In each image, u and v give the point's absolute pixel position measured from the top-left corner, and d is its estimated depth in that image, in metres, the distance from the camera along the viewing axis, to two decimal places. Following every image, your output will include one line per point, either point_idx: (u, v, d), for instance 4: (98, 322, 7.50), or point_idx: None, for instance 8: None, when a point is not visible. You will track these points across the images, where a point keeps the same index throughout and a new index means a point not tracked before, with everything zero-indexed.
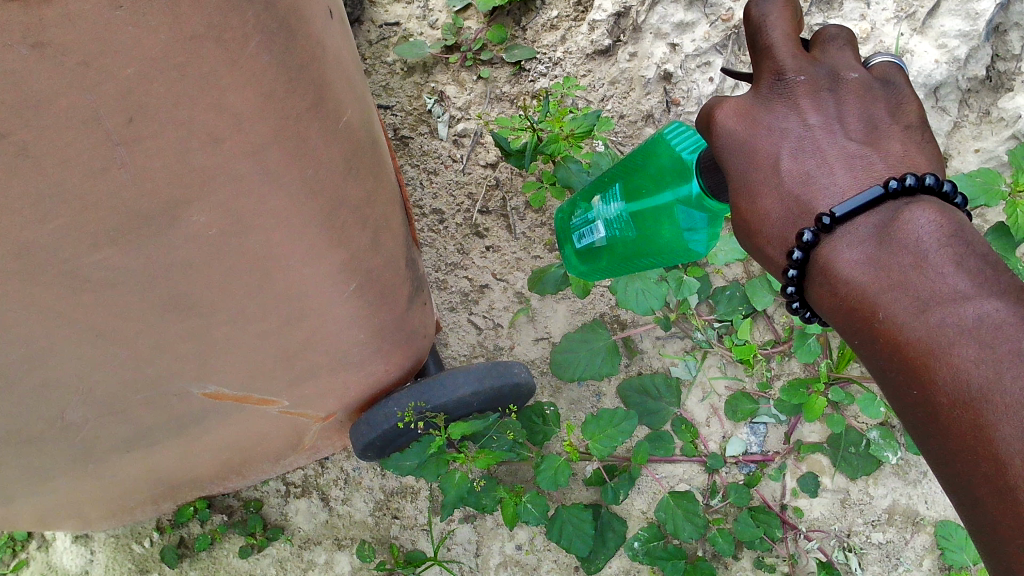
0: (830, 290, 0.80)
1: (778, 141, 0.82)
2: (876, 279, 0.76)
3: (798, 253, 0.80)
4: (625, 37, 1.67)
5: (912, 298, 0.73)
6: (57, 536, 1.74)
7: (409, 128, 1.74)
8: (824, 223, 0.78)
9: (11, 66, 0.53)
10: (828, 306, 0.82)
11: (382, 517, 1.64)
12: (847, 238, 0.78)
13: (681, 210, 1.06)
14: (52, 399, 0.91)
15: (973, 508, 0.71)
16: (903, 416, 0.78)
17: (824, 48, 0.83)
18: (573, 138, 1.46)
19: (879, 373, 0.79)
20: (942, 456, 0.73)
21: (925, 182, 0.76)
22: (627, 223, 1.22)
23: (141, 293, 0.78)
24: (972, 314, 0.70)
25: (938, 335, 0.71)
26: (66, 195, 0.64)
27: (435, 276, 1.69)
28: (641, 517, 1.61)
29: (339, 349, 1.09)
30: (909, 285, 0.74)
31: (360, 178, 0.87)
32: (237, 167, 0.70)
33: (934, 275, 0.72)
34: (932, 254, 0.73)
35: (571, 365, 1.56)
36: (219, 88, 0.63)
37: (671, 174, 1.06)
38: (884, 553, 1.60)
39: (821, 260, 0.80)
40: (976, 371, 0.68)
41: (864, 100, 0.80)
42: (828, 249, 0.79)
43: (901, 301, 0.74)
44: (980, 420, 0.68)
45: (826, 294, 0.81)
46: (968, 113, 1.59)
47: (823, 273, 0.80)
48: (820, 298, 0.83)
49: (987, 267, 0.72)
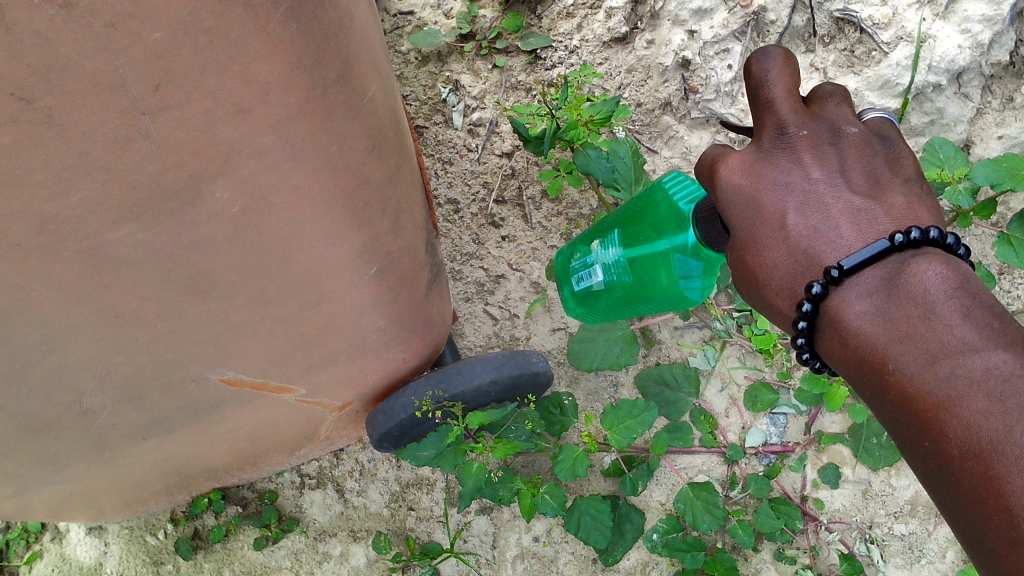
0: (841, 342, 0.83)
1: (783, 196, 0.85)
2: (885, 331, 0.78)
3: (807, 305, 0.83)
4: (643, 24, 1.66)
5: (920, 352, 0.75)
6: (70, 528, 1.73)
7: (424, 118, 1.73)
8: (833, 275, 0.80)
9: (36, 26, 0.51)
10: (839, 357, 0.84)
11: (398, 509, 1.63)
12: (855, 289, 0.80)
13: (678, 259, 1.06)
14: (70, 383, 0.90)
15: (987, 560, 0.72)
16: (914, 468, 0.79)
17: (822, 103, 0.87)
18: (592, 124, 1.45)
19: (889, 424, 0.81)
20: (955, 507, 0.74)
21: (929, 234, 0.78)
22: (625, 268, 1.20)
23: (160, 273, 0.77)
24: (980, 367, 0.72)
25: (947, 387, 0.73)
26: (90, 166, 0.62)
27: (450, 266, 1.68)
28: (660, 508, 1.60)
29: (357, 335, 1.08)
30: (918, 338, 0.76)
31: (384, 158, 0.86)
32: (262, 140, 0.69)
33: (943, 327, 0.74)
34: (939, 305, 0.75)
35: (589, 354, 1.54)
36: (246, 56, 0.62)
37: (669, 222, 1.06)
38: (906, 545, 1.58)
39: (830, 311, 0.82)
40: (986, 424, 0.70)
41: (864, 154, 0.84)
42: (837, 300, 0.82)
43: (911, 353, 0.76)
44: (990, 472, 0.69)
45: (835, 345, 0.84)
46: (991, 99, 1.57)
47: (833, 324, 0.83)
48: (829, 349, 0.85)
49: (993, 320, 0.74)
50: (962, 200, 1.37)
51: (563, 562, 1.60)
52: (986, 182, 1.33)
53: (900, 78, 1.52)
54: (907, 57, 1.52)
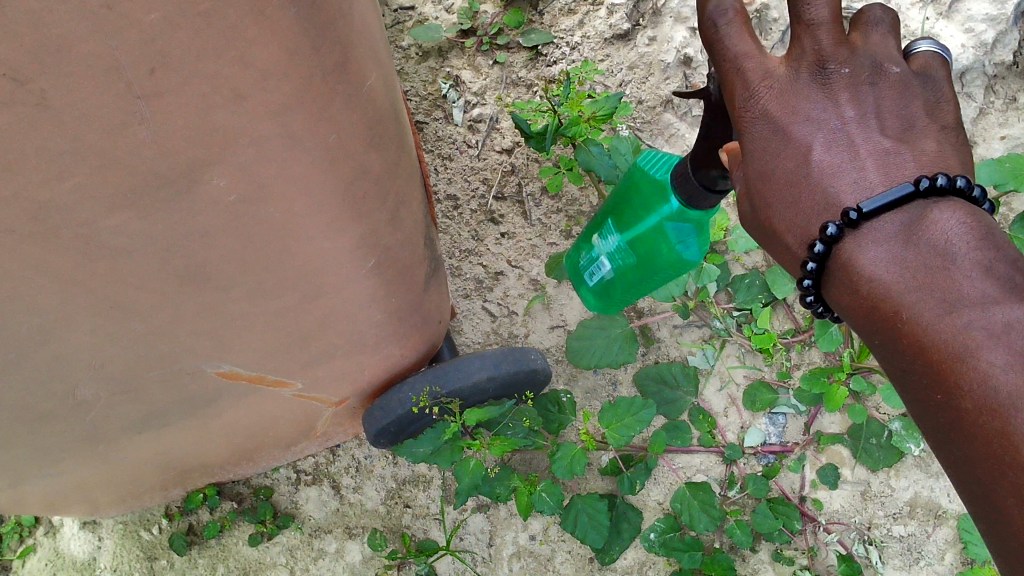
0: (850, 287, 0.76)
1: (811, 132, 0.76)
2: (902, 278, 0.72)
3: (820, 246, 0.75)
4: (645, 21, 1.65)
5: (938, 298, 0.70)
6: (64, 522, 1.72)
7: (424, 113, 1.72)
8: (850, 218, 0.73)
9: (30, 6, 0.51)
10: (847, 305, 0.78)
11: (394, 505, 1.62)
12: (872, 233, 0.73)
13: (670, 226, 1.09)
14: (64, 374, 0.89)
15: (995, 525, 0.69)
16: (919, 421, 0.75)
17: (866, 32, 0.76)
18: (595, 121, 1.45)
19: (898, 374, 0.76)
20: (964, 463, 0.70)
21: (958, 183, 0.72)
22: (626, 253, 1.20)
23: (156, 262, 0.76)
24: (1002, 320, 0.67)
25: (963, 338, 0.68)
26: (84, 151, 0.61)
27: (449, 262, 1.67)
28: (657, 508, 1.58)
29: (355, 328, 1.07)
30: (938, 285, 0.70)
31: (382, 147, 0.85)
32: (260, 130, 0.68)
33: (963, 280, 0.69)
34: (960, 257, 0.70)
35: (587, 352, 1.53)
36: (245, 42, 0.61)
37: (652, 196, 1.09)
38: (905, 547, 1.54)
39: (843, 256, 0.75)
40: (1008, 378, 0.66)
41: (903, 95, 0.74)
42: (850, 244, 0.74)
43: (930, 302, 0.70)
44: (1010, 434, 0.66)
45: (845, 292, 0.77)
46: (994, 99, 1.55)
47: (844, 269, 0.76)
48: (837, 295, 0.79)
49: (1016, 275, 0.69)
50: None
51: (560, 561, 1.58)
52: (990, 181, 1.33)
53: None
54: None
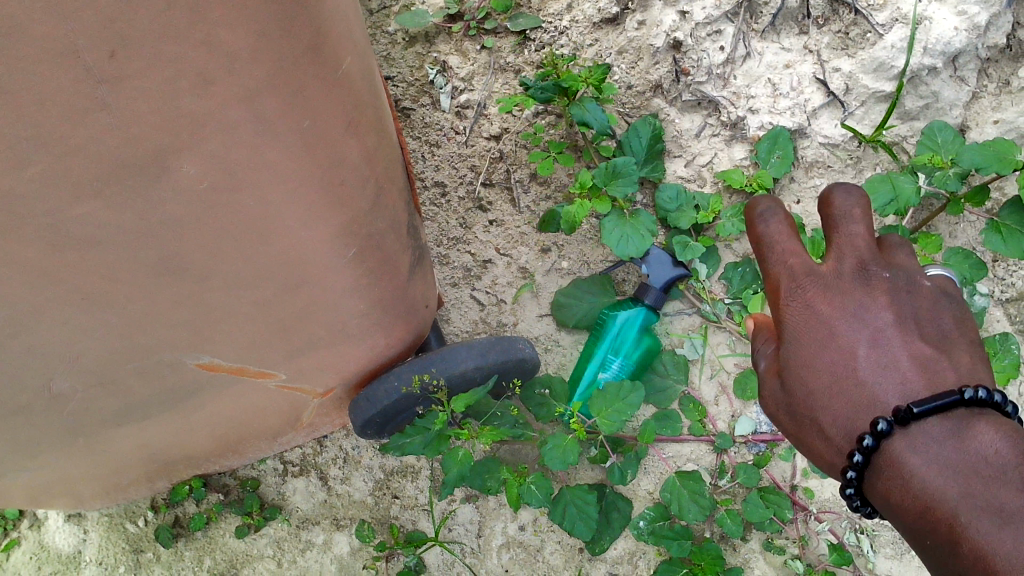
0: (894, 477, 0.92)
1: None
2: (949, 479, 0.87)
3: (867, 440, 0.92)
4: (634, 5, 1.57)
5: (979, 503, 0.84)
6: (49, 516, 1.71)
7: (411, 99, 1.69)
8: (901, 416, 0.91)
9: None
10: (885, 490, 0.93)
11: (382, 496, 1.60)
12: (918, 436, 0.91)
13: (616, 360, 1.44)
14: (38, 367, 0.88)
15: None
16: None
17: None
18: (593, 80, 1.43)
19: (938, 559, 0.87)
20: None
21: (994, 397, 0.90)
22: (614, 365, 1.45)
23: (127, 253, 0.75)
24: None
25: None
26: (46, 139, 0.62)
27: (436, 251, 1.66)
28: (648, 497, 1.57)
29: (337, 318, 1.03)
30: (984, 493, 0.84)
31: (360, 135, 0.83)
32: (229, 115, 0.67)
33: (1014, 491, 0.83)
34: (1012, 471, 0.84)
35: (572, 313, 1.56)
36: (208, 25, 0.61)
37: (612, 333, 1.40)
38: (897, 535, 1.52)
39: (887, 450, 0.92)
40: None
41: None
42: (894, 445, 0.92)
43: (980, 502, 0.84)
44: None
45: (884, 475, 0.93)
46: (987, 83, 1.47)
47: (887, 464, 0.92)
48: (875, 484, 0.95)
49: None
50: (952, 185, 1.36)
51: (549, 551, 1.57)
52: (973, 164, 1.32)
53: (894, 61, 1.42)
54: (902, 39, 1.42)
